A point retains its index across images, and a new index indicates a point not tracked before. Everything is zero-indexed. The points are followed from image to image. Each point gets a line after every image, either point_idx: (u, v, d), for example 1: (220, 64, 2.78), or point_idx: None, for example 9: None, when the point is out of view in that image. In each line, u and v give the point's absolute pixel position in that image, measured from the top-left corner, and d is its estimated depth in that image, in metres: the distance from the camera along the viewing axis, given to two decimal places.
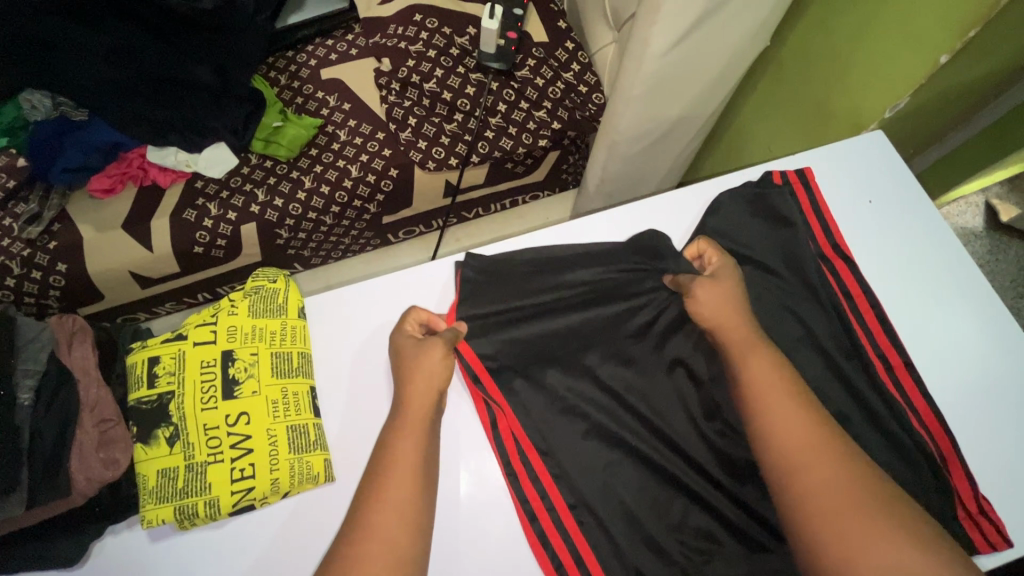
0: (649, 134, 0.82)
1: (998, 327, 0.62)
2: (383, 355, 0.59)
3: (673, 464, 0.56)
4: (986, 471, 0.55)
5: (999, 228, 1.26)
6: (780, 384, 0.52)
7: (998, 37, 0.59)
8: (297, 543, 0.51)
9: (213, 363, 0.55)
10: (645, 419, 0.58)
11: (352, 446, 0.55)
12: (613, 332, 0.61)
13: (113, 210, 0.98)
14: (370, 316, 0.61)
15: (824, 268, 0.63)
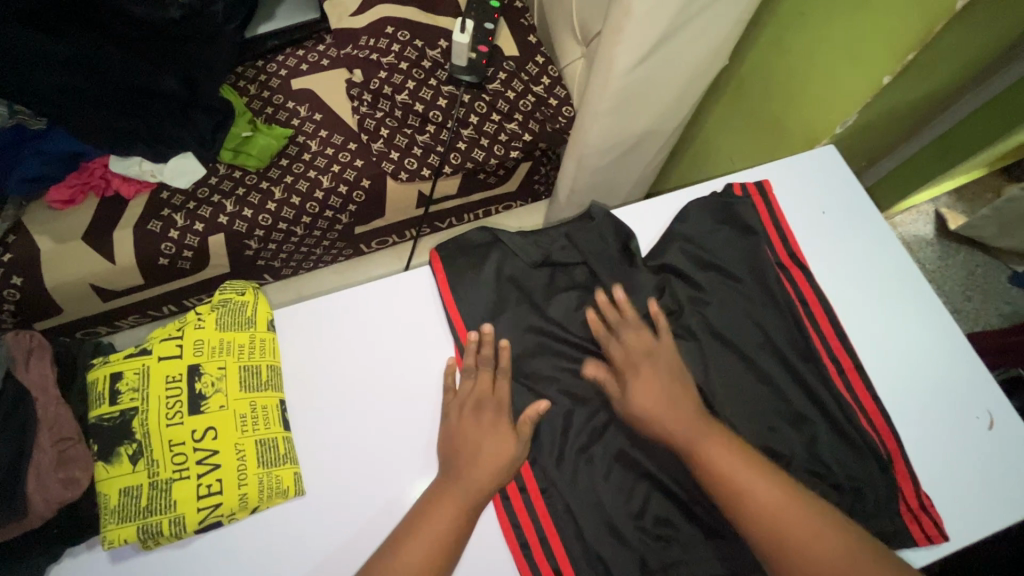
0: (618, 145, 0.84)
1: (942, 329, 0.66)
2: (383, 372, 0.59)
3: (645, 465, 0.57)
4: (932, 462, 0.59)
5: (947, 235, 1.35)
6: (746, 469, 0.53)
7: (934, 59, 0.64)
8: (262, 563, 0.51)
9: (179, 378, 0.53)
10: (620, 424, 0.59)
11: (359, 485, 0.54)
12: (584, 338, 0.62)
13: (73, 220, 0.95)
14: (353, 331, 0.61)
15: (782, 276, 0.66)
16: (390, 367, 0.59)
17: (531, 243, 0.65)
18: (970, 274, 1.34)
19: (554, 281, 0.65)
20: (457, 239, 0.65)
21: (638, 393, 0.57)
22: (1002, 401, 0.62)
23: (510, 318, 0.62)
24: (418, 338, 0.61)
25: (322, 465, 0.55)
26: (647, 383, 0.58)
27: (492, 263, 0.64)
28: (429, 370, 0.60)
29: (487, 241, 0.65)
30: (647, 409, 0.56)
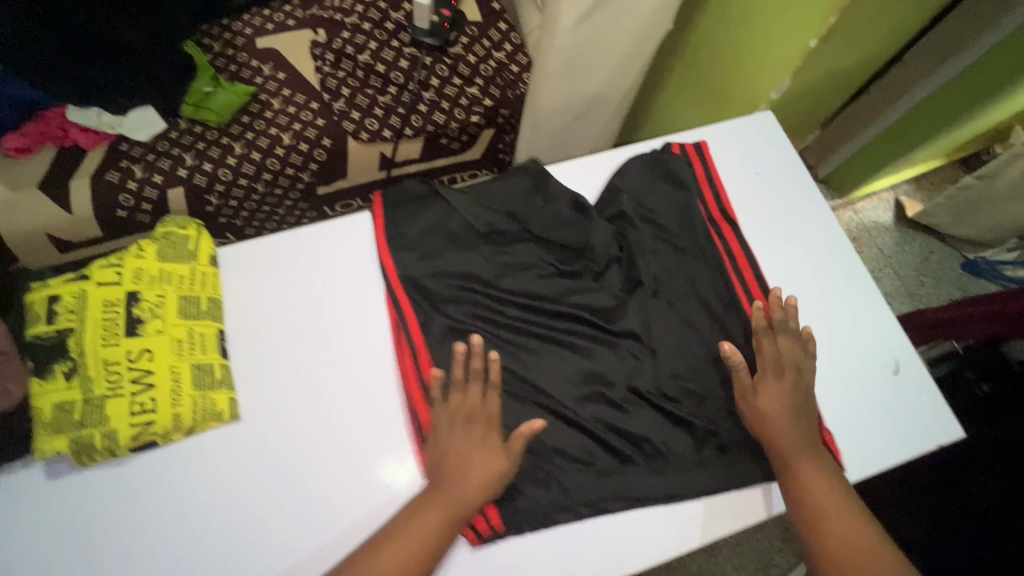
0: (570, 108, 0.87)
1: (859, 283, 0.70)
2: (324, 326, 0.61)
3: (568, 398, 0.60)
4: (836, 402, 0.63)
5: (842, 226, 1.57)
6: (832, 496, 0.56)
7: (858, 24, 0.67)
8: (196, 479, 0.54)
9: (117, 303, 0.55)
10: (547, 360, 0.62)
11: (309, 447, 0.56)
12: (518, 280, 0.65)
13: (30, 169, 0.95)
14: (293, 284, 0.62)
15: (712, 230, 0.69)
16: (330, 322, 0.61)
17: (472, 191, 0.68)
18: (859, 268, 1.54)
19: (495, 223, 0.66)
20: (400, 185, 0.67)
21: (760, 408, 0.59)
22: (909, 350, 0.67)
23: (447, 259, 0.64)
24: (358, 293, 0.63)
25: (274, 428, 0.56)
26: (771, 395, 0.59)
27: (433, 208, 0.66)
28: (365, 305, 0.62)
29: (429, 187, 0.67)
30: (766, 423, 0.58)
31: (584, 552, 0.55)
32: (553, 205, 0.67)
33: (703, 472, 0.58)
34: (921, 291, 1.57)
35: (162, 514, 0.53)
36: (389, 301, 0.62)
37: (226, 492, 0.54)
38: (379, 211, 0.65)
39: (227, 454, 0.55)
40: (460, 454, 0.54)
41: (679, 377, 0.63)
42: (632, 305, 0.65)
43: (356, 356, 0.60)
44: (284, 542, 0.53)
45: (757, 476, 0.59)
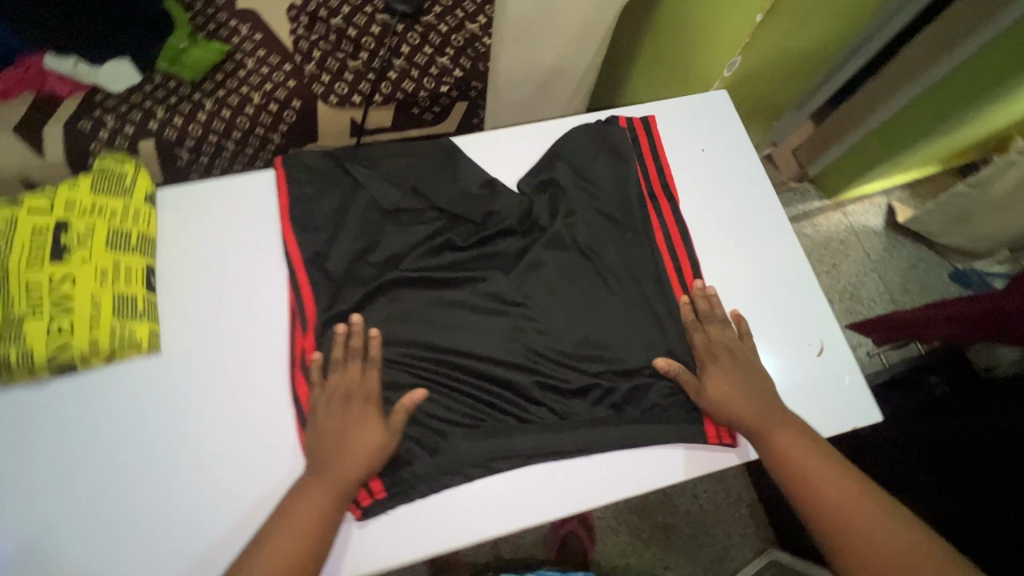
0: (530, 79, 0.88)
1: (793, 264, 0.70)
2: (238, 295, 0.62)
3: (459, 369, 0.62)
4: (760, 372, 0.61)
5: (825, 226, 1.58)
6: (807, 456, 0.56)
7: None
8: (109, 407, 0.57)
9: (46, 230, 0.57)
10: (437, 334, 0.63)
11: (213, 419, 0.57)
12: (420, 261, 0.65)
13: (6, 112, 0.97)
14: (215, 244, 0.64)
15: (649, 204, 0.69)
16: (243, 293, 0.62)
17: (395, 155, 0.68)
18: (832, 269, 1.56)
19: (401, 201, 0.66)
20: (302, 154, 0.66)
21: (706, 386, 0.60)
22: (836, 331, 0.67)
23: (354, 233, 0.64)
24: (267, 265, 0.63)
25: (171, 401, 0.57)
26: (713, 371, 0.61)
27: (340, 188, 0.66)
28: (290, 250, 0.63)
29: (333, 162, 0.67)
30: (723, 398, 0.59)
31: (475, 498, 0.57)
32: (459, 181, 0.68)
33: (607, 433, 0.60)
34: (906, 298, 1.54)
35: (82, 478, 0.54)
36: (291, 280, 0.62)
37: (139, 460, 0.55)
38: (281, 183, 0.65)
39: (138, 425, 0.56)
40: (341, 434, 0.55)
41: (592, 340, 0.64)
42: (558, 271, 0.66)
43: (266, 326, 0.61)
44: (189, 510, 0.54)
45: (658, 440, 0.60)
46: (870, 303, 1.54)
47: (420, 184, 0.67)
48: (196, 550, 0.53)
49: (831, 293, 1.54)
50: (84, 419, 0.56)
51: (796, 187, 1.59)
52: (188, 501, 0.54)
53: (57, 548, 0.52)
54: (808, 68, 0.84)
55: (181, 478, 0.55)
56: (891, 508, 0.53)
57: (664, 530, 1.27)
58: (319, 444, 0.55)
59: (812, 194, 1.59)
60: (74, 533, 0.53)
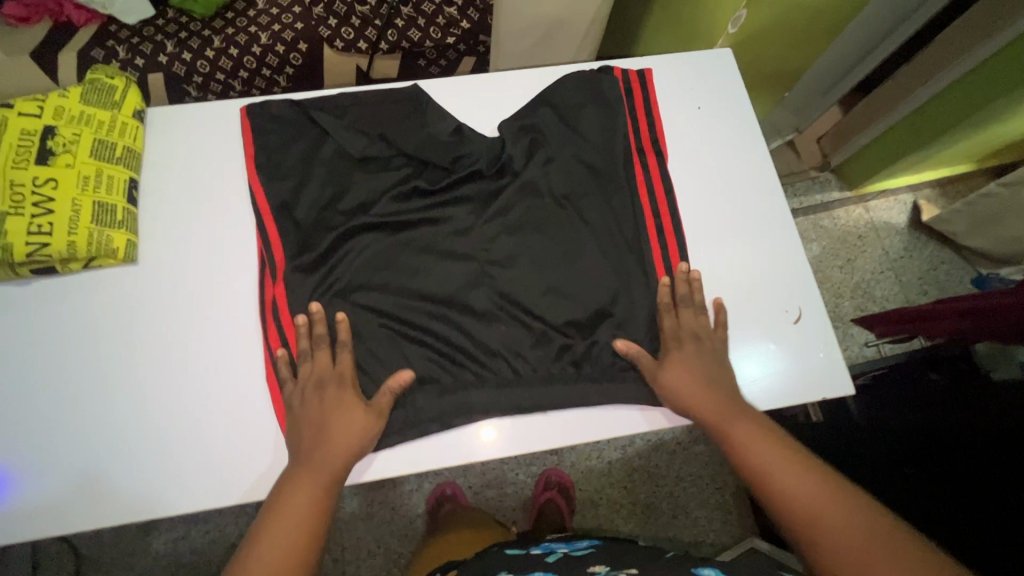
0: (533, 28, 0.86)
1: (780, 231, 0.68)
2: (209, 242, 0.62)
3: (413, 320, 0.61)
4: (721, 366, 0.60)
5: (837, 215, 1.54)
6: (769, 452, 0.54)
7: None
8: (86, 323, 0.59)
9: (33, 134, 0.59)
10: (390, 288, 0.62)
11: (186, 359, 0.59)
12: (389, 207, 0.65)
13: (26, 37, 1.00)
14: (200, 172, 0.64)
15: (636, 160, 0.67)
16: (217, 243, 0.62)
17: (382, 91, 0.68)
18: (847, 263, 1.51)
19: (368, 149, 0.65)
20: (269, 101, 0.66)
21: (673, 375, 0.58)
22: (815, 294, 0.65)
23: (320, 183, 0.64)
24: (238, 214, 0.64)
25: (142, 351, 0.59)
26: (680, 363, 0.59)
27: (305, 139, 0.65)
28: (268, 178, 0.63)
29: (297, 110, 0.66)
30: (681, 395, 0.58)
31: (424, 422, 0.58)
32: (428, 127, 0.67)
33: (567, 384, 0.60)
34: (921, 300, 1.48)
35: (69, 414, 0.56)
36: (260, 232, 0.62)
37: (121, 399, 0.57)
38: (247, 133, 0.64)
39: (118, 365, 0.58)
40: (319, 423, 0.55)
41: (561, 284, 0.63)
42: (535, 218, 0.65)
43: (240, 266, 0.62)
44: (166, 451, 0.56)
45: (611, 385, 0.60)
46: (882, 301, 1.49)
47: (391, 130, 0.66)
48: (173, 484, 0.56)
49: (843, 288, 1.49)
50: (73, 358, 0.58)
51: (817, 175, 1.53)
52: (166, 440, 0.56)
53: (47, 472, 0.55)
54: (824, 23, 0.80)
55: (158, 415, 0.57)
56: (859, 501, 0.50)
57: (645, 507, 1.26)
58: (300, 427, 0.56)
59: (833, 183, 1.54)
60: (62, 465, 0.55)
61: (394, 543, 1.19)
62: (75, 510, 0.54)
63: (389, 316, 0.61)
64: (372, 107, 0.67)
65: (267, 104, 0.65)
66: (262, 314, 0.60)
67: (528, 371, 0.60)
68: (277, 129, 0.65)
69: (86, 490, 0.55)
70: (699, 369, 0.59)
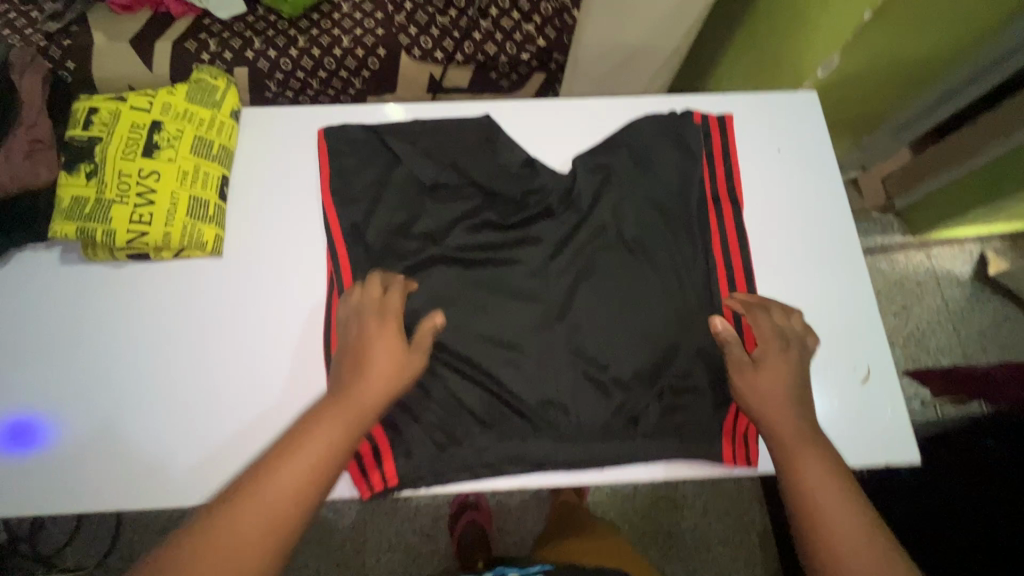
0: (613, 54, 0.86)
1: (855, 294, 0.65)
2: (284, 251, 0.65)
3: (473, 356, 0.60)
4: (800, 382, 0.55)
5: (897, 260, 1.48)
6: (829, 479, 0.48)
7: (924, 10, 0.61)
8: (163, 303, 0.62)
9: (142, 127, 0.62)
10: (453, 327, 0.62)
11: (233, 349, 0.61)
12: (458, 238, 0.65)
13: (127, 25, 1.06)
14: (277, 181, 0.68)
15: (711, 208, 0.67)
16: (291, 255, 0.65)
17: (462, 120, 0.70)
18: (902, 309, 1.46)
19: (439, 176, 0.67)
20: (345, 125, 0.69)
21: (755, 357, 0.55)
22: (889, 365, 0.63)
23: (390, 208, 0.66)
24: (314, 229, 0.66)
25: (208, 340, 0.61)
26: (767, 351, 0.55)
27: (380, 162, 0.68)
28: (344, 200, 0.66)
29: (370, 134, 0.69)
30: (761, 396, 0.53)
31: (475, 466, 0.57)
32: (500, 158, 0.67)
33: (625, 433, 0.58)
34: (980, 357, 1.41)
35: (114, 387, 0.59)
36: (330, 253, 0.64)
37: (172, 379, 0.60)
38: (324, 154, 0.68)
39: (171, 343, 0.61)
40: (355, 362, 0.52)
41: (622, 341, 0.61)
42: (601, 256, 0.65)
43: (308, 276, 0.64)
44: (191, 441, 0.58)
45: (676, 442, 0.58)
46: (937, 354, 1.42)
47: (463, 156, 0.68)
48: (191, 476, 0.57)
49: (896, 336, 1.43)
50: (128, 335, 0.61)
51: (878, 218, 1.48)
52: (196, 423, 0.58)
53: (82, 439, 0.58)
54: (911, 79, 0.77)
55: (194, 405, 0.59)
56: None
57: (668, 538, 1.24)
58: (343, 369, 0.53)
59: (895, 227, 1.48)
60: (97, 434, 0.58)
61: (416, 542, 1.21)
62: (97, 479, 0.57)
63: (447, 346, 0.60)
64: (445, 135, 0.69)
65: (346, 127, 0.69)
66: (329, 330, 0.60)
67: (585, 421, 0.58)
68: (360, 148, 0.68)
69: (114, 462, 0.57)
70: (778, 364, 0.54)
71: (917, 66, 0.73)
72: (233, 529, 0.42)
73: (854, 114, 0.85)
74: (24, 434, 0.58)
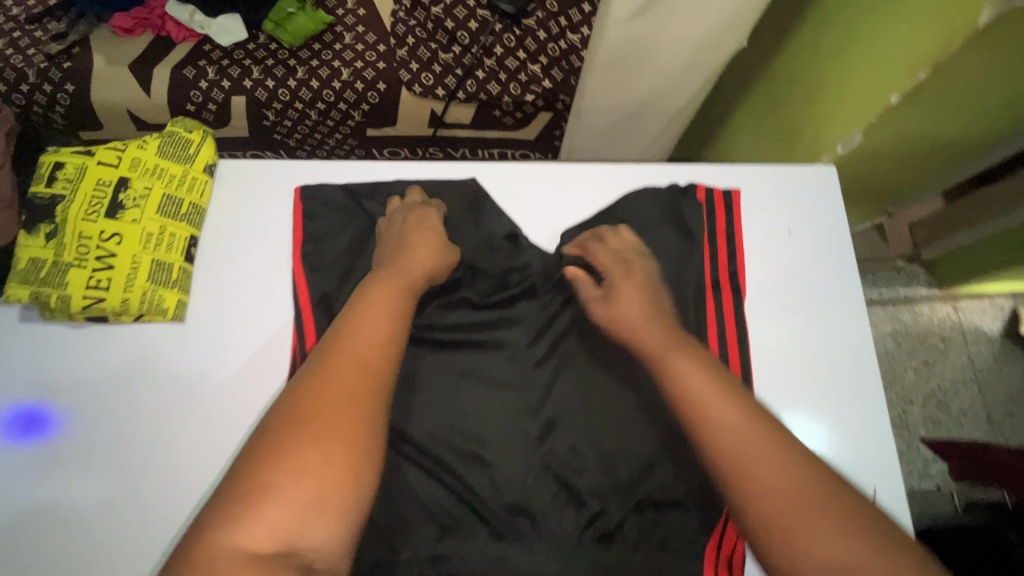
0: (617, 110, 0.80)
1: (861, 397, 0.60)
2: (252, 319, 0.62)
3: (439, 448, 0.57)
4: (656, 307, 0.56)
5: (920, 311, 1.38)
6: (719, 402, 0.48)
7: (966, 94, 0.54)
8: (140, 347, 0.60)
9: (108, 184, 0.59)
10: (416, 414, 0.57)
11: (207, 400, 0.58)
12: (433, 317, 0.61)
13: (128, 48, 1.05)
14: (251, 242, 0.64)
15: (708, 297, 0.62)
16: (258, 325, 0.61)
17: (447, 185, 0.66)
18: (922, 365, 1.35)
19: None
20: (324, 186, 0.66)
21: (611, 296, 0.57)
22: (895, 481, 0.58)
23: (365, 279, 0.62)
24: (284, 297, 0.63)
25: (180, 388, 0.59)
26: (621, 286, 0.58)
27: (357, 226, 0.65)
28: (318, 267, 0.63)
29: (349, 197, 0.65)
30: (622, 323, 0.56)
31: None
32: (485, 231, 0.64)
33: (597, 548, 0.53)
34: (1005, 423, 1.30)
35: (100, 442, 0.57)
36: (297, 325, 0.60)
37: (149, 416, 0.58)
38: (299, 218, 0.64)
39: (153, 378, 0.59)
40: (400, 249, 0.58)
41: (600, 443, 0.57)
42: (585, 344, 0.61)
43: (272, 346, 0.61)
44: (150, 518, 0.54)
45: (651, 564, 0.53)
46: (958, 418, 1.31)
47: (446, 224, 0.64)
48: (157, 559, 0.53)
49: (914, 394, 1.33)
50: (108, 396, 0.58)
51: (903, 267, 1.37)
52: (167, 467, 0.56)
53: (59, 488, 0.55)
54: (938, 165, 0.71)
55: (175, 479, 0.56)
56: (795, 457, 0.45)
57: None
58: (386, 260, 0.58)
59: (920, 278, 1.37)
60: (66, 488, 0.55)
61: None
62: (62, 523, 0.54)
63: (412, 437, 0.57)
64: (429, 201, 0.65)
65: (325, 188, 0.65)
66: None
67: (554, 532, 0.54)
68: (338, 211, 0.65)
69: (86, 527, 0.54)
70: (638, 299, 0.56)
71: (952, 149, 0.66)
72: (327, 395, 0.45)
73: (879, 189, 0.79)
74: (34, 425, 0.58)
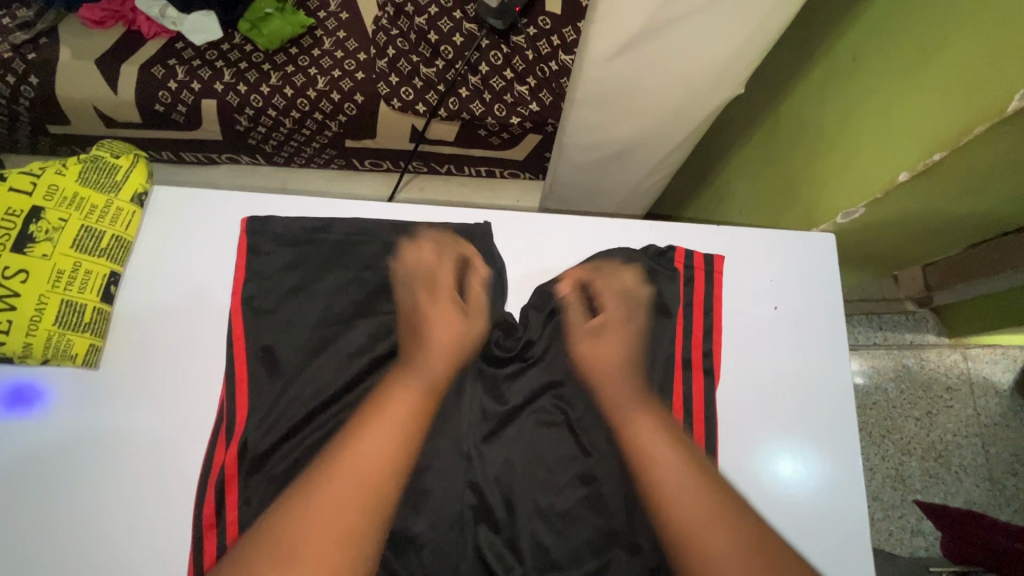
0: (601, 148, 0.73)
1: (843, 495, 0.54)
2: (178, 364, 0.56)
3: None
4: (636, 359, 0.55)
5: (931, 358, 1.25)
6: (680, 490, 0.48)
7: (969, 169, 0.48)
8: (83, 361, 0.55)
9: (18, 214, 0.54)
10: None
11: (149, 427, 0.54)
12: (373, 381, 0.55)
13: (98, 42, 0.99)
14: (184, 277, 0.59)
15: (679, 376, 0.55)
16: (180, 370, 0.56)
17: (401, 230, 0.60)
18: (927, 418, 1.23)
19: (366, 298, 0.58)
20: (262, 224, 0.59)
21: (592, 349, 0.56)
22: None
23: (300, 333, 0.56)
24: (217, 340, 0.57)
25: (119, 410, 0.54)
26: (607, 336, 0.56)
27: (298, 271, 0.58)
28: (248, 316, 0.56)
29: (290, 238, 0.59)
30: (600, 370, 0.55)
31: None
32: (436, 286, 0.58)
33: None
34: (1008, 482, 1.18)
35: (47, 445, 0.53)
36: (227, 374, 0.54)
37: (99, 425, 0.54)
38: (241, 253, 0.58)
39: (109, 381, 0.55)
40: (421, 333, 0.55)
41: (545, 537, 0.51)
42: (537, 423, 0.55)
43: (196, 397, 0.55)
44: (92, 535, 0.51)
45: None
46: (958, 473, 1.20)
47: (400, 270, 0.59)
48: None
49: (913, 446, 1.21)
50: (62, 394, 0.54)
51: (912, 311, 1.26)
52: (104, 492, 0.52)
53: (23, 482, 0.52)
54: (952, 231, 0.64)
55: (119, 503, 0.52)
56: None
57: None
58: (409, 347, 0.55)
59: (929, 324, 1.26)
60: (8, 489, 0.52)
61: None
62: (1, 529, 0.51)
63: None
64: (379, 249, 0.59)
65: (271, 220, 0.59)
66: (205, 475, 0.51)
67: None
68: (277, 253, 0.58)
69: (26, 534, 0.51)
70: (617, 350, 0.55)
71: (970, 220, 0.59)
72: (311, 511, 0.43)
73: (886, 249, 0.72)
74: (18, 401, 0.54)
